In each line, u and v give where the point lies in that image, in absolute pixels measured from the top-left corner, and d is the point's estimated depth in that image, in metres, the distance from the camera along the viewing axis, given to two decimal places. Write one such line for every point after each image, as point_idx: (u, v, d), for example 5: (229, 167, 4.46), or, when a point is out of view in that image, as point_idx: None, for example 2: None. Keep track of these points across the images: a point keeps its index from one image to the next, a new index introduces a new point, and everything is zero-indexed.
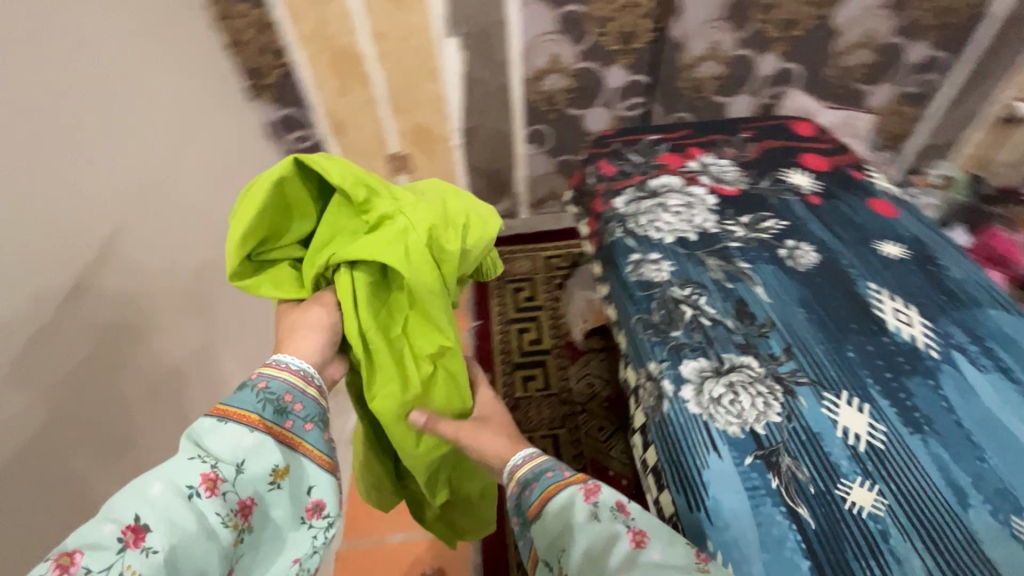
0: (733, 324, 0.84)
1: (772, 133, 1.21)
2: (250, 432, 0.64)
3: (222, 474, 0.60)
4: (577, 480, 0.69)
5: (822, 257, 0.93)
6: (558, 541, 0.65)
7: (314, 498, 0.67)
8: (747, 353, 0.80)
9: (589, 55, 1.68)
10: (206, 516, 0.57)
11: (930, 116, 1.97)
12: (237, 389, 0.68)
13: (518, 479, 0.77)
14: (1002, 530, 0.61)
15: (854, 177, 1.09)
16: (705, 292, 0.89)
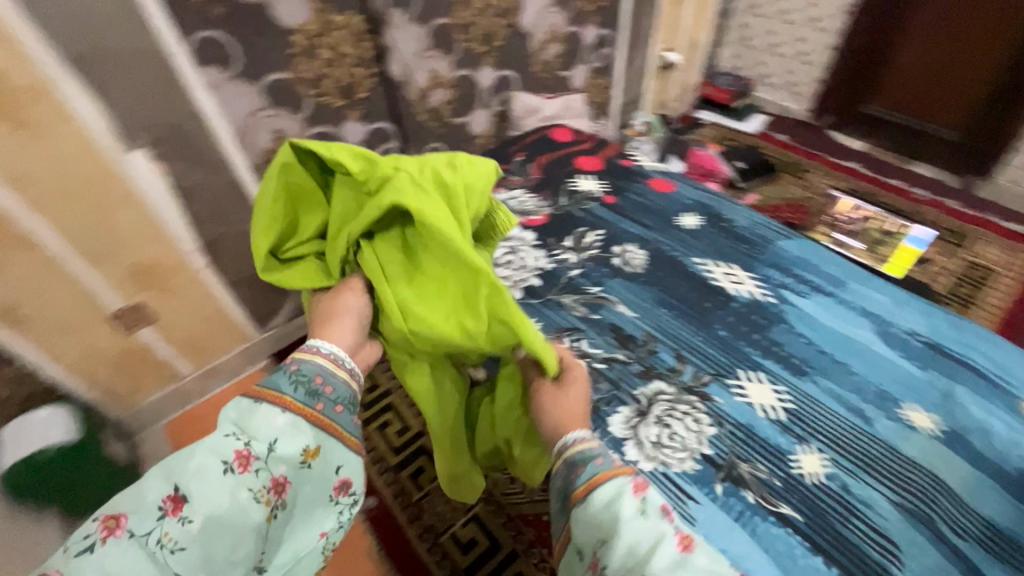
0: (623, 355, 0.83)
1: (541, 148, 1.27)
2: (283, 412, 0.71)
3: (258, 455, 0.67)
4: (625, 472, 0.65)
5: (649, 251, 1.00)
6: (599, 529, 0.61)
7: (340, 477, 0.75)
8: (653, 376, 0.81)
9: (316, 119, 1.42)
10: (237, 492, 0.63)
11: (617, 79, 2.34)
12: (269, 378, 0.74)
13: (569, 458, 0.69)
14: (900, 426, 0.74)
15: (626, 167, 1.22)
16: (582, 332, 0.86)
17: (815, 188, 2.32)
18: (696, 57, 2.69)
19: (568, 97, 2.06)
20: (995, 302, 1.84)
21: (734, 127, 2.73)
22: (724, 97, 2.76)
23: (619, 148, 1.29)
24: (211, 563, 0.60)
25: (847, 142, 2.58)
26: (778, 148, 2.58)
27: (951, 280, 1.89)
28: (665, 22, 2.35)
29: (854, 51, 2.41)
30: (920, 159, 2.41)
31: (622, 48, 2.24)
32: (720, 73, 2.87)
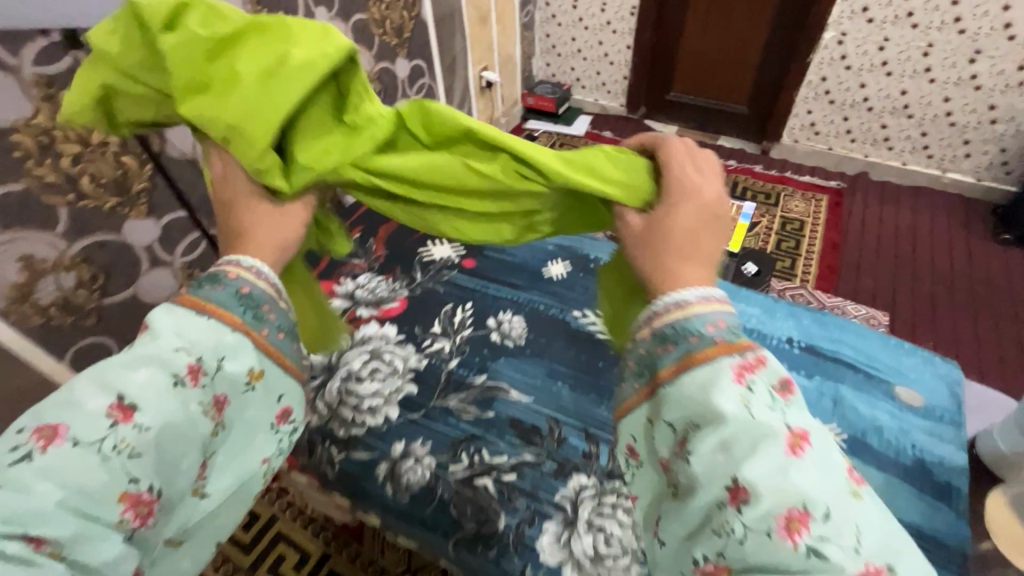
0: (530, 455, 0.72)
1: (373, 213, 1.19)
2: (232, 332, 0.58)
3: (209, 370, 0.55)
4: (732, 349, 0.47)
5: (525, 316, 0.91)
6: (690, 410, 0.46)
7: (283, 405, 0.63)
8: (572, 470, 0.70)
9: (85, 230, 1.01)
10: (186, 406, 0.53)
11: (444, 106, 2.26)
12: (209, 274, 0.60)
13: (656, 330, 0.51)
14: None
15: None
16: (482, 438, 0.74)
17: None
18: (512, 72, 2.72)
19: None
20: (812, 248, 2.12)
21: (563, 132, 2.82)
22: (548, 104, 2.83)
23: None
24: (164, 471, 0.52)
25: (664, 129, 2.80)
26: (608, 146, 2.72)
27: (775, 238, 2.16)
28: (474, 43, 2.33)
29: (645, 48, 2.62)
30: (723, 134, 2.71)
31: (440, 75, 2.16)
32: (539, 83, 2.94)
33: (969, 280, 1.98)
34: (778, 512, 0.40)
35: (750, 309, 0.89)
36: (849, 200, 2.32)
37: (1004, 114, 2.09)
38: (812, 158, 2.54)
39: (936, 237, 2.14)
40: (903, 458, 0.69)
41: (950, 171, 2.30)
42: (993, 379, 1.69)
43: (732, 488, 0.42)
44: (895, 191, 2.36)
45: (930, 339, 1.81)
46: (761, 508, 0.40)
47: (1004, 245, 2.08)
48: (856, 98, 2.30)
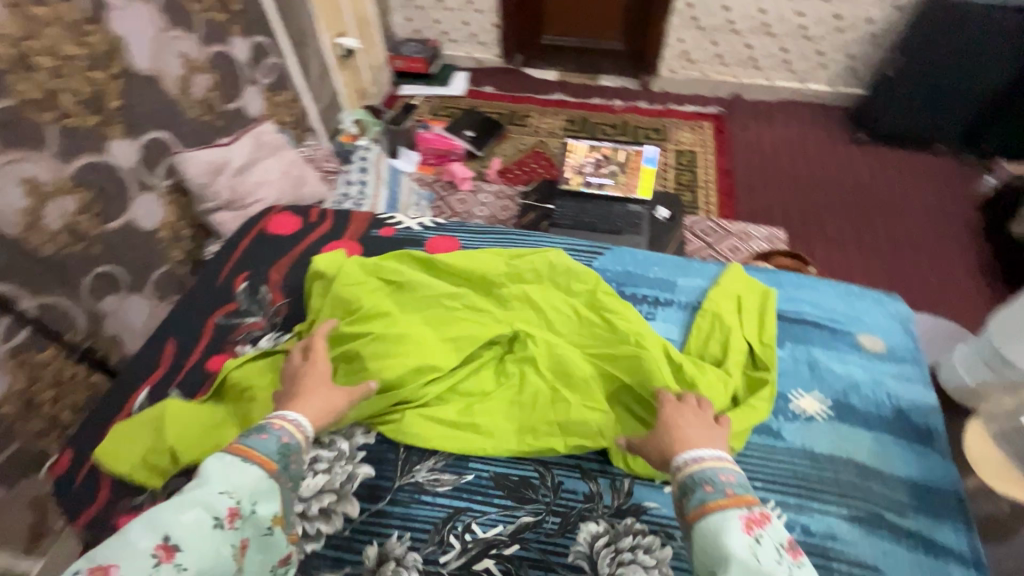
0: (527, 515, 0.70)
1: (262, 256, 1.04)
2: (265, 477, 0.62)
3: (243, 512, 0.60)
4: (740, 503, 0.55)
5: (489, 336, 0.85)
6: (712, 559, 0.53)
7: (290, 551, 0.66)
8: (579, 518, 0.70)
9: None
10: (218, 549, 0.58)
11: (302, 85, 1.96)
12: (259, 423, 0.66)
13: (679, 482, 0.60)
14: (800, 423, 0.74)
15: (386, 235, 1.05)
16: (472, 510, 0.70)
17: (541, 130, 2.44)
18: (371, 33, 2.42)
19: (255, 132, 1.62)
20: (707, 177, 2.19)
21: (442, 93, 2.61)
22: (420, 66, 2.61)
23: (372, 218, 1.09)
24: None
25: (544, 75, 2.67)
26: (492, 102, 2.57)
27: (673, 173, 2.20)
28: (320, 5, 2.01)
29: None
30: (602, 75, 2.63)
31: (288, 49, 1.85)
32: (403, 42, 2.66)
33: (842, 183, 2.16)
34: None
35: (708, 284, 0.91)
36: (729, 124, 2.41)
37: (847, 22, 2.23)
38: (691, 87, 2.57)
39: (808, 148, 2.29)
40: (883, 410, 0.75)
41: (809, 82, 2.45)
42: (877, 272, 1.88)
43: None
44: (767, 109, 2.48)
45: (821, 247, 1.96)
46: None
47: (862, 145, 2.28)
48: (721, 21, 2.34)
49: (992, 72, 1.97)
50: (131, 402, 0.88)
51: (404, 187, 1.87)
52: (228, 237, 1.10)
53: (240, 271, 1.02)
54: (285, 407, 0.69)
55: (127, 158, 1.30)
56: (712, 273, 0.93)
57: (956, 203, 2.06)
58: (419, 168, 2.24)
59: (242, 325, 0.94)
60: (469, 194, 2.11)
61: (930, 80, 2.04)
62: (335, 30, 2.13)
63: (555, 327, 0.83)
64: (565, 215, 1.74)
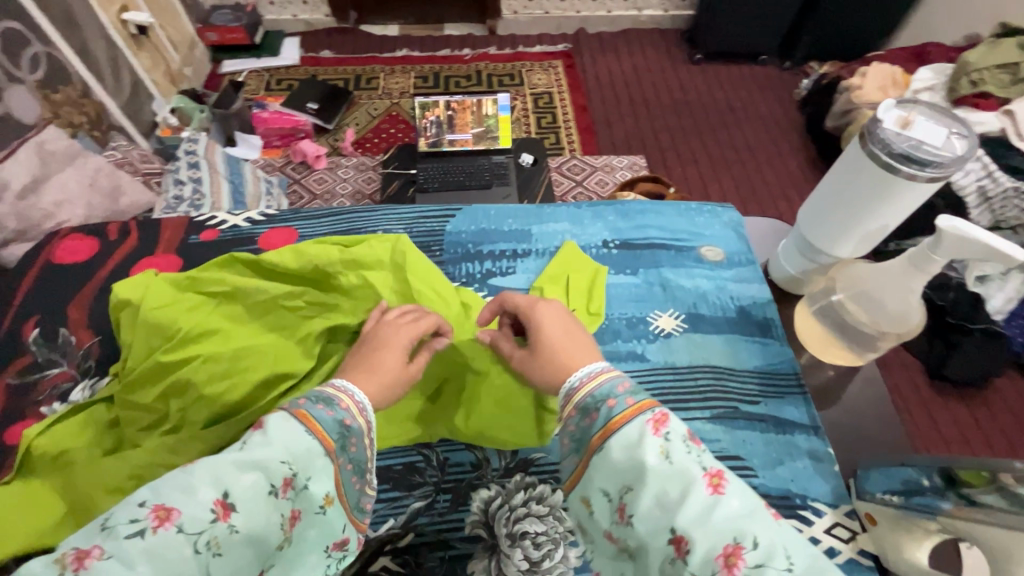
0: (419, 499, 0.73)
1: (64, 293, 0.89)
2: (323, 455, 0.53)
3: (299, 484, 0.51)
4: (644, 407, 0.54)
5: None
6: (621, 476, 0.52)
7: (343, 536, 0.55)
8: (469, 489, 0.74)
9: None
10: (271, 518, 0.48)
11: (88, 76, 1.63)
12: (321, 395, 0.58)
13: (578, 406, 0.58)
14: (656, 338, 0.84)
15: (209, 239, 0.96)
16: (365, 508, 0.72)
17: (393, 91, 2.29)
18: (167, 3, 2.06)
19: (34, 141, 1.32)
20: (566, 117, 2.21)
21: (272, 65, 2.33)
22: (238, 36, 2.30)
23: (189, 222, 0.99)
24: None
25: (384, 31, 2.50)
26: (332, 68, 2.35)
27: (534, 117, 2.20)
28: None
29: None
30: (446, 21, 2.53)
31: (58, 35, 1.51)
32: (212, 10, 2.31)
33: (688, 104, 2.29)
34: (716, 549, 0.45)
35: (560, 225, 1.01)
36: (579, 59, 2.43)
37: None
38: (536, 26, 2.53)
39: (653, 75, 2.39)
40: (728, 310, 0.88)
41: (644, 9, 2.52)
42: (727, 183, 2.05)
43: (674, 537, 0.47)
44: (611, 40, 2.53)
45: (678, 167, 2.09)
46: (699, 555, 0.45)
47: (698, 65, 2.43)
48: None
49: None
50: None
51: (249, 176, 1.66)
52: (17, 282, 0.92)
53: (27, 316, 0.86)
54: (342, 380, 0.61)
55: None
56: (563, 215, 1.02)
57: (782, 108, 2.28)
58: (264, 154, 2.04)
59: (44, 378, 0.80)
60: (327, 171, 1.95)
61: None
62: (116, 4, 1.78)
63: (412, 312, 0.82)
64: (429, 178, 1.69)
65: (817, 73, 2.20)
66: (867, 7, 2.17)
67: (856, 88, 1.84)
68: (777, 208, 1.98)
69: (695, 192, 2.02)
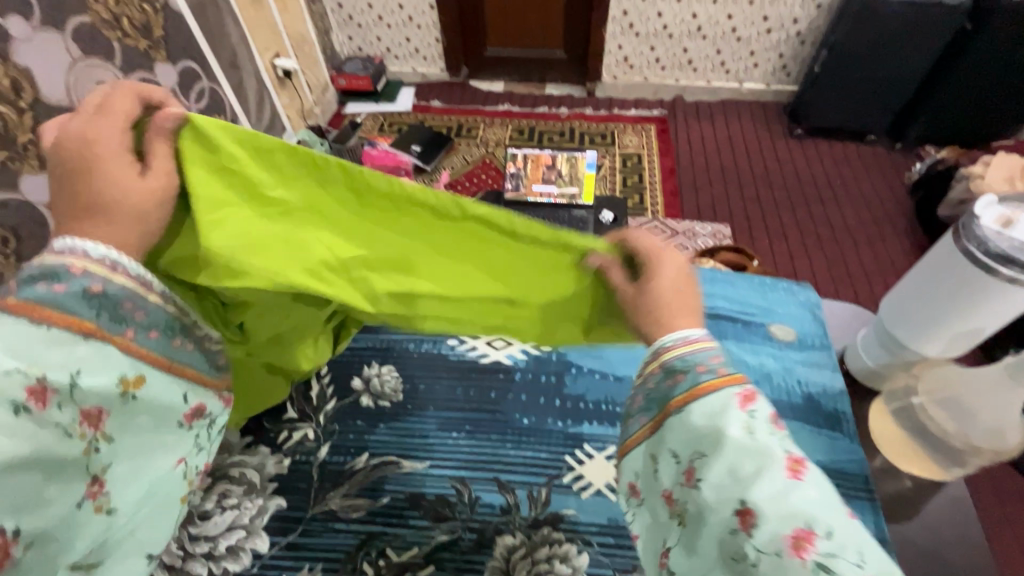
0: (443, 533, 0.76)
1: None
2: (83, 341, 0.52)
3: (63, 388, 0.50)
4: (736, 380, 0.51)
5: (400, 370, 0.96)
6: (695, 440, 0.49)
7: (194, 405, 0.64)
8: (495, 533, 0.76)
9: None
10: (40, 434, 0.48)
11: (238, 109, 1.90)
12: (40, 267, 0.51)
13: (664, 365, 0.55)
14: None
15: None
16: (393, 531, 0.76)
17: (489, 141, 2.44)
18: (309, 54, 2.39)
19: None
20: (653, 179, 2.23)
21: (388, 110, 2.60)
22: (364, 83, 2.60)
23: None
24: (26, 509, 0.48)
25: (490, 87, 2.71)
26: (439, 116, 2.57)
27: (620, 176, 2.24)
28: (253, 28, 1.97)
29: (449, 4, 2.43)
30: (548, 82, 2.69)
31: (221, 73, 1.80)
32: (346, 61, 2.65)
33: (782, 177, 2.22)
34: (783, 532, 0.41)
35: None
36: (673, 125, 2.47)
37: (775, 22, 2.29)
38: (634, 91, 2.62)
39: (748, 144, 2.36)
40: (794, 397, 0.84)
41: (745, 81, 2.53)
42: (819, 262, 1.93)
43: (741, 510, 0.44)
44: (708, 109, 2.55)
45: (765, 240, 2.01)
46: (765, 529, 0.42)
47: (799, 139, 2.36)
48: (657, 26, 2.38)
49: (916, 64, 2.04)
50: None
51: None
52: None
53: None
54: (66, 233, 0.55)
55: (42, 194, 1.16)
56: None
57: (889, 190, 2.14)
58: None
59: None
60: None
61: (854, 74, 2.12)
62: (271, 52, 2.10)
63: (236, 164, 0.57)
64: None
65: (933, 157, 2.05)
66: (997, 93, 2.02)
67: (977, 177, 1.68)
68: (874, 295, 1.83)
69: (781, 268, 1.93)
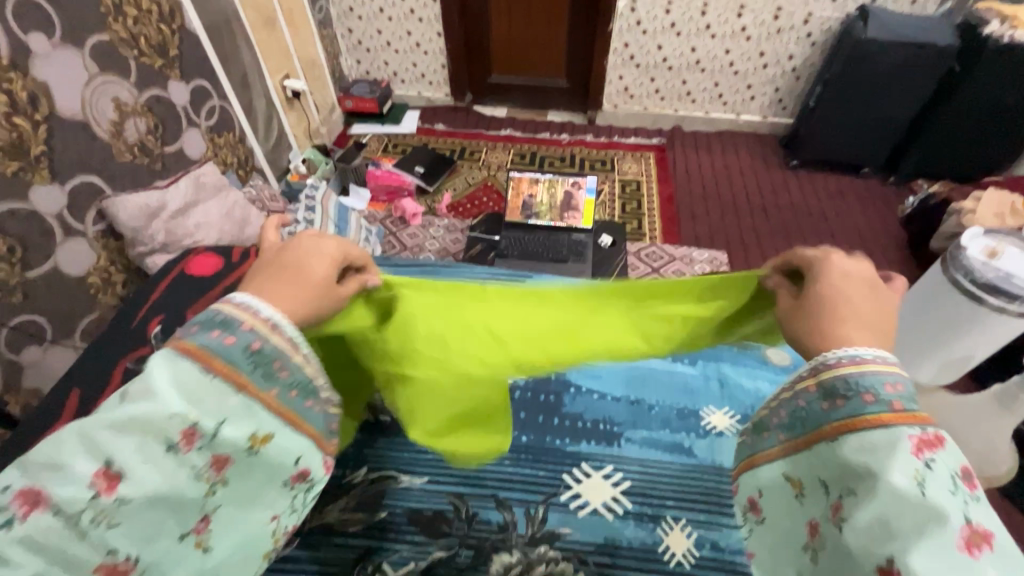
0: (440, 549, 0.76)
1: (183, 297, 1.12)
2: (237, 395, 0.50)
3: (206, 435, 0.48)
4: (909, 419, 0.43)
5: None
6: (849, 477, 0.45)
7: (299, 468, 0.56)
8: (492, 550, 0.76)
9: None
10: (178, 473, 0.47)
11: (247, 128, 1.94)
12: (217, 315, 0.51)
13: (822, 384, 0.50)
14: (706, 438, 0.89)
15: None
16: (393, 547, 0.76)
17: (491, 165, 2.49)
18: (319, 76, 2.47)
19: (193, 174, 1.49)
20: (652, 206, 2.26)
21: (393, 132, 2.65)
22: (370, 105, 2.66)
23: None
24: (141, 541, 0.46)
25: (494, 112, 2.77)
26: (442, 139, 2.62)
27: (619, 202, 2.27)
28: (266, 50, 2.03)
29: (456, 32, 2.51)
30: (550, 108, 2.76)
31: (232, 92, 1.84)
32: (354, 83, 2.72)
33: (778, 209, 2.26)
34: None
35: None
36: (671, 154, 2.52)
37: (771, 57, 2.37)
38: (633, 120, 2.69)
39: (744, 174, 2.41)
40: None
41: (742, 113, 2.60)
42: None
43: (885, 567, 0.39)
44: (705, 139, 2.61)
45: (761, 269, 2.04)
46: None
47: (793, 171, 2.42)
48: (657, 59, 2.45)
49: (907, 102, 2.11)
50: (26, 457, 0.89)
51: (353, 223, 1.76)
52: (167, 292, 1.13)
53: (155, 314, 1.09)
54: (246, 291, 0.55)
55: (51, 205, 1.18)
56: None
57: (882, 222, 2.19)
58: (369, 206, 2.25)
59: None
60: (420, 228, 2.12)
61: (847, 110, 2.19)
62: (281, 73, 2.16)
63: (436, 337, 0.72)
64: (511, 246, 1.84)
65: (925, 191, 2.10)
66: (985, 132, 2.09)
67: (968, 212, 1.72)
68: None
69: None
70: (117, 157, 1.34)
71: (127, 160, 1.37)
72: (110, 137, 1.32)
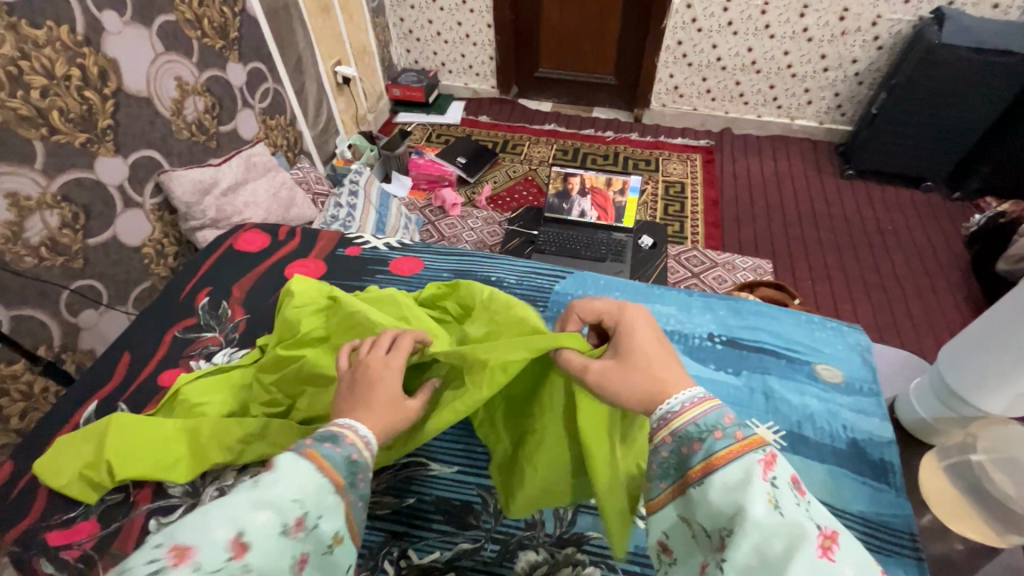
0: (465, 541, 0.76)
1: (230, 273, 1.15)
2: (335, 493, 0.48)
3: (312, 523, 0.46)
4: (754, 444, 0.44)
5: None
6: (722, 519, 0.43)
7: None
8: (519, 546, 0.75)
9: None
10: (281, 561, 0.44)
11: (298, 111, 1.99)
12: (321, 430, 0.52)
13: (674, 433, 0.48)
14: None
15: (349, 255, 1.19)
16: (419, 536, 0.77)
17: (533, 159, 2.47)
18: (369, 63, 2.50)
19: (245, 153, 1.54)
20: (695, 209, 2.20)
21: (437, 122, 2.67)
22: (416, 94, 2.67)
23: (340, 238, 1.24)
24: None
25: (539, 106, 2.75)
26: (486, 131, 2.62)
27: (662, 203, 2.22)
28: (321, 35, 2.08)
29: (507, 25, 2.49)
30: (596, 105, 2.72)
31: (286, 76, 1.88)
32: (402, 72, 2.75)
33: (831, 219, 2.16)
34: None
35: (668, 308, 1.07)
36: (719, 157, 2.44)
37: (833, 60, 2.26)
38: (681, 120, 2.62)
39: (796, 182, 2.32)
40: (838, 442, 0.83)
41: (797, 118, 2.49)
42: (863, 307, 1.87)
43: None
44: (756, 143, 2.52)
45: (808, 281, 1.95)
46: None
47: (849, 181, 2.31)
48: (710, 58, 2.38)
49: (981, 114, 1.98)
50: (79, 413, 0.92)
51: (394, 210, 1.77)
52: (216, 268, 1.16)
53: (203, 287, 1.13)
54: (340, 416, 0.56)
55: (114, 176, 1.23)
56: (670, 297, 1.09)
57: (944, 240, 2.06)
58: (410, 193, 2.28)
59: (200, 338, 1.03)
60: (458, 219, 2.12)
61: (913, 119, 2.07)
62: (333, 59, 2.20)
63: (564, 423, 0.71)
64: (548, 241, 1.83)
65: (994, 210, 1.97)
66: None
67: None
68: (923, 347, 1.75)
69: (823, 310, 1.87)
70: (176, 134, 1.39)
71: (185, 137, 1.42)
72: (170, 115, 1.37)
